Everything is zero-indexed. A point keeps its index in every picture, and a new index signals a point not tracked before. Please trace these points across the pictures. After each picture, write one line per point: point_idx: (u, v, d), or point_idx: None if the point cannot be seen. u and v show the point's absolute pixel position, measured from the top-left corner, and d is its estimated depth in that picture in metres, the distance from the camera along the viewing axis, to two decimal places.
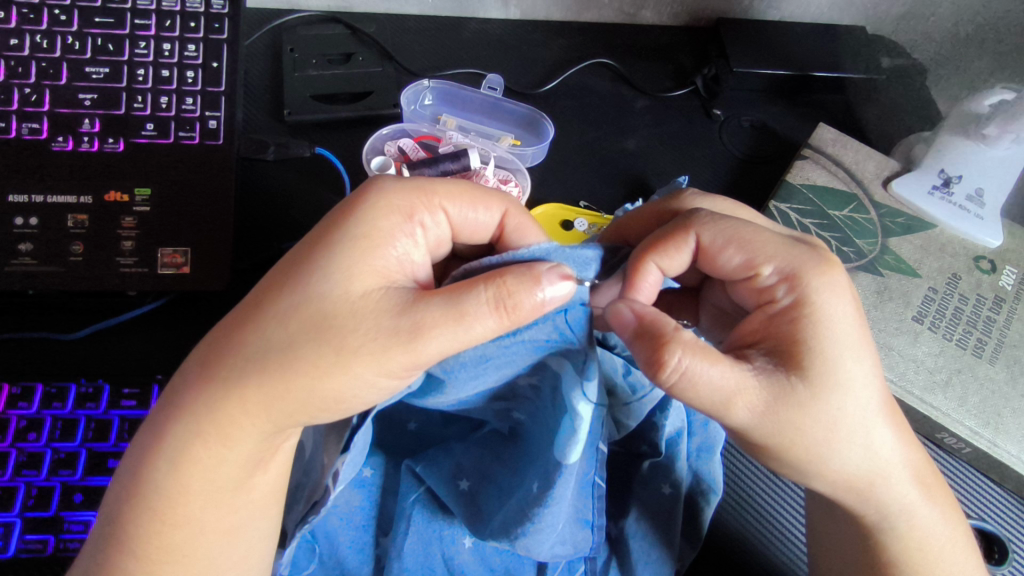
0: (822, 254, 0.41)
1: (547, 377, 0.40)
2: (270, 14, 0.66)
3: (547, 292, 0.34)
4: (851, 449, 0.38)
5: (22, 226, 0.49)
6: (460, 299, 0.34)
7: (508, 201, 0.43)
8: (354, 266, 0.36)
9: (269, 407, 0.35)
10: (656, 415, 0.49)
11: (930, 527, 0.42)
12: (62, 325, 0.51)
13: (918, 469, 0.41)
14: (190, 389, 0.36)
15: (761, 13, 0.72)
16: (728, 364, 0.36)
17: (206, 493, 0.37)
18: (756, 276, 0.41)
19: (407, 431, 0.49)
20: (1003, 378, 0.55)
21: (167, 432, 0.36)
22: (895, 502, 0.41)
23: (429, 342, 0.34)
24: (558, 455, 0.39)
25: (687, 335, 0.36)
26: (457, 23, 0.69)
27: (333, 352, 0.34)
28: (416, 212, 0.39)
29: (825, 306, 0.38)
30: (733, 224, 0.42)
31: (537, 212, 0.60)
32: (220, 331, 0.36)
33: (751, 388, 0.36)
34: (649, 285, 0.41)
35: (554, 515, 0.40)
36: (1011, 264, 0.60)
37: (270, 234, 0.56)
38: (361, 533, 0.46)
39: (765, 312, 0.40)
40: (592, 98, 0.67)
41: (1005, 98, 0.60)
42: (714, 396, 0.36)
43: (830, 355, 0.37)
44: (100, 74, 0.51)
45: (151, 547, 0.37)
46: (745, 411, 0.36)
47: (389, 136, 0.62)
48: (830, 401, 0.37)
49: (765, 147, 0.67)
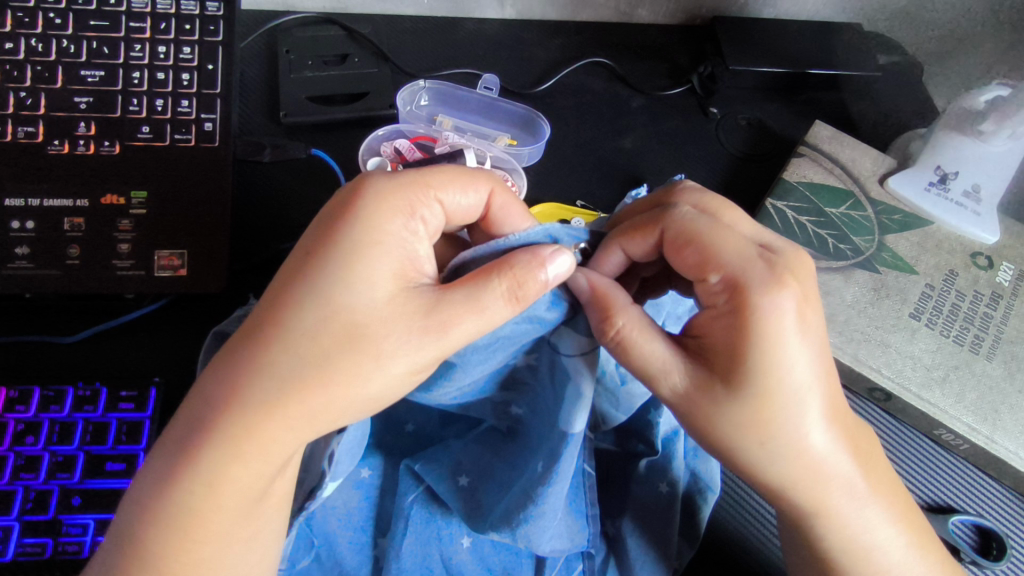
0: (779, 269, 0.39)
1: (544, 354, 0.41)
2: (266, 16, 0.66)
3: (553, 273, 0.36)
4: (776, 450, 0.38)
5: (18, 230, 0.49)
6: (480, 294, 0.36)
7: (492, 179, 0.43)
8: (372, 274, 0.36)
9: (309, 419, 0.35)
10: (649, 412, 0.49)
11: (858, 534, 0.42)
12: (61, 327, 0.51)
13: (854, 482, 0.40)
14: (212, 412, 0.34)
15: (756, 11, 0.72)
16: (662, 345, 0.39)
17: (233, 509, 0.36)
18: (705, 281, 0.40)
19: (405, 432, 0.49)
20: (1001, 374, 0.55)
21: (195, 462, 0.35)
22: (823, 506, 0.41)
23: (456, 335, 0.36)
24: (563, 426, 0.39)
25: (634, 312, 0.39)
26: (453, 23, 0.69)
27: (371, 359, 0.35)
28: (416, 210, 0.39)
29: (761, 321, 0.37)
30: (698, 228, 0.41)
31: (535, 212, 0.59)
32: (233, 350, 0.35)
33: (676, 374, 0.39)
34: (610, 268, 0.44)
35: (556, 496, 0.41)
36: (1008, 260, 0.60)
37: (267, 236, 0.56)
38: (359, 534, 0.47)
39: (709, 312, 0.39)
40: (588, 98, 0.67)
41: (1000, 93, 0.61)
42: (641, 369, 0.39)
43: (756, 366, 0.37)
44: (95, 78, 0.51)
45: (180, 565, 0.36)
46: (668, 388, 0.39)
47: (385, 137, 0.62)
48: (755, 405, 0.37)
49: (762, 146, 0.67)
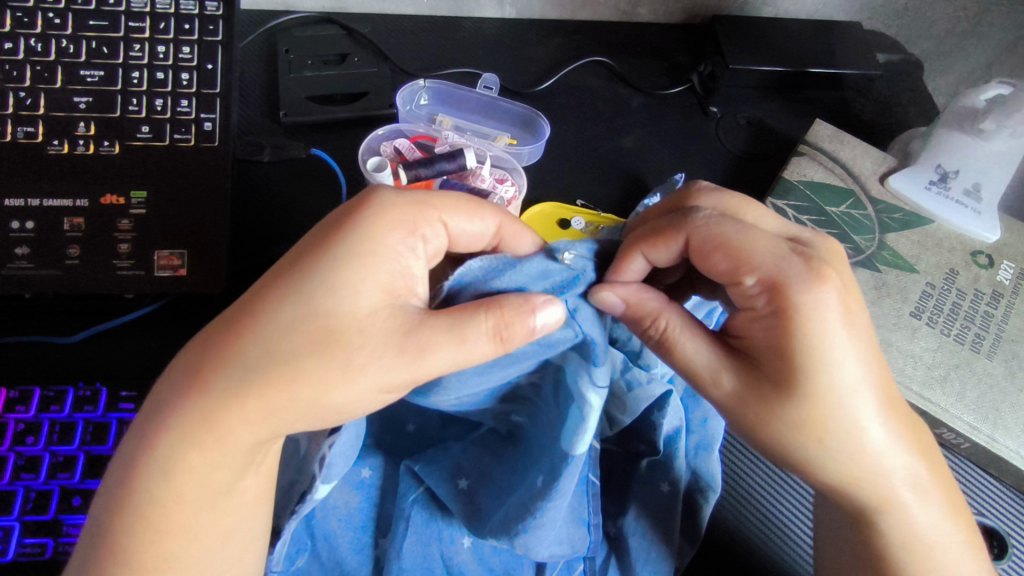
0: (815, 264, 0.39)
1: (548, 374, 0.40)
2: (265, 15, 0.66)
3: (541, 325, 0.36)
4: (834, 449, 0.39)
5: (19, 230, 0.49)
6: (462, 323, 0.35)
7: (503, 212, 0.43)
8: (359, 280, 0.35)
9: (271, 416, 0.35)
10: (655, 413, 0.47)
11: (925, 527, 0.42)
12: (60, 328, 0.51)
13: (914, 474, 0.41)
14: (186, 403, 0.35)
15: (756, 10, 0.72)
16: (704, 342, 0.41)
17: (199, 499, 0.37)
18: (741, 284, 0.40)
19: (406, 432, 0.49)
20: (1002, 373, 0.55)
21: (157, 442, 0.36)
22: (884, 501, 0.41)
23: (431, 362, 0.35)
24: (563, 445, 0.39)
25: (668, 318, 0.41)
26: (452, 23, 0.69)
27: (340, 367, 0.34)
28: (417, 227, 0.39)
29: (807, 319, 0.38)
30: (725, 232, 0.41)
31: (535, 211, 0.60)
32: (211, 342, 0.35)
33: (723, 374, 0.40)
34: (633, 273, 0.43)
35: (556, 510, 0.40)
36: (1009, 258, 0.60)
37: (267, 236, 0.56)
38: (360, 534, 0.47)
39: (747, 315, 0.40)
40: (588, 97, 0.67)
41: (1001, 92, 0.61)
42: (689, 369, 0.42)
43: (805, 366, 0.38)
44: (94, 78, 0.50)
45: (145, 557, 0.37)
46: (719, 390, 0.41)
47: (384, 137, 0.62)
48: (808, 407, 0.38)
49: (762, 145, 0.67)
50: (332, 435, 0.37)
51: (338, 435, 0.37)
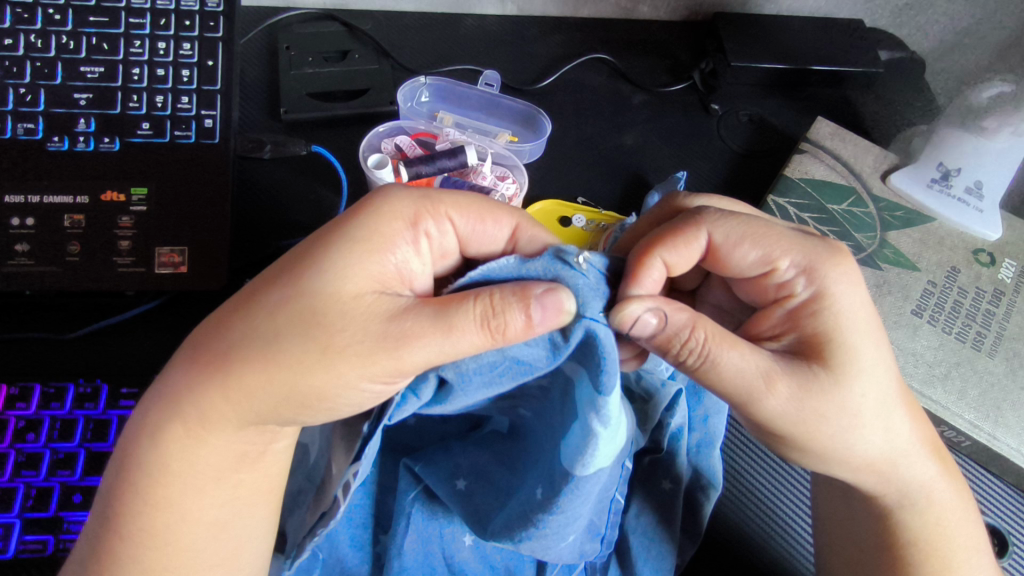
0: (832, 244, 0.42)
1: (559, 380, 0.38)
2: (267, 12, 0.66)
3: (537, 313, 0.33)
4: (865, 438, 0.40)
5: (18, 227, 0.49)
6: (449, 312, 0.34)
7: (519, 216, 0.42)
8: (348, 265, 0.35)
9: (250, 397, 0.35)
10: (662, 414, 0.47)
11: (946, 509, 0.44)
12: (59, 325, 0.51)
13: (932, 451, 0.43)
14: (180, 371, 0.37)
15: (758, 7, 0.71)
16: (746, 349, 0.38)
17: (185, 477, 0.37)
18: (774, 271, 0.41)
19: (407, 427, 0.47)
20: (1003, 371, 0.55)
21: (149, 412, 0.37)
22: (911, 486, 0.42)
23: (414, 352, 0.34)
24: (566, 465, 0.38)
25: (707, 324, 0.38)
26: (453, 19, 0.69)
27: (319, 349, 0.34)
28: (420, 219, 0.39)
29: (841, 298, 0.40)
30: (743, 223, 0.42)
31: (535, 209, 0.60)
32: (212, 317, 0.37)
33: (779, 376, 0.38)
34: (652, 282, 0.39)
35: (558, 523, 0.39)
36: (1010, 257, 0.60)
37: (266, 234, 0.56)
38: (362, 531, 0.47)
39: (783, 308, 0.41)
40: (589, 95, 0.67)
41: (1003, 89, 0.59)
42: (741, 382, 0.38)
43: (848, 347, 0.39)
44: (94, 74, 0.50)
45: (134, 529, 0.37)
46: (776, 398, 0.38)
47: (386, 134, 0.61)
48: (849, 396, 0.39)
49: (764, 141, 0.66)
50: (355, 463, 0.35)
51: (361, 465, 0.34)
